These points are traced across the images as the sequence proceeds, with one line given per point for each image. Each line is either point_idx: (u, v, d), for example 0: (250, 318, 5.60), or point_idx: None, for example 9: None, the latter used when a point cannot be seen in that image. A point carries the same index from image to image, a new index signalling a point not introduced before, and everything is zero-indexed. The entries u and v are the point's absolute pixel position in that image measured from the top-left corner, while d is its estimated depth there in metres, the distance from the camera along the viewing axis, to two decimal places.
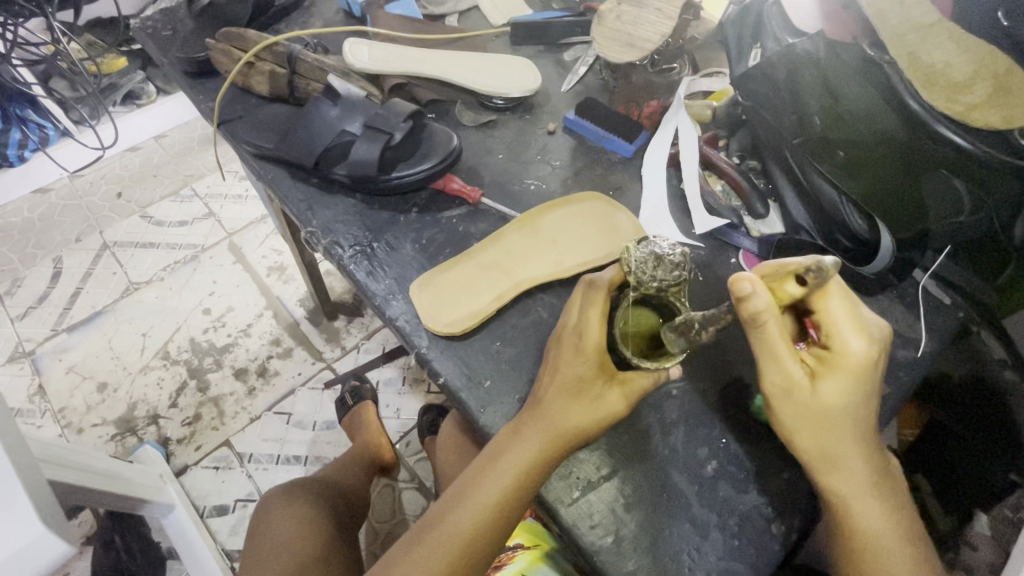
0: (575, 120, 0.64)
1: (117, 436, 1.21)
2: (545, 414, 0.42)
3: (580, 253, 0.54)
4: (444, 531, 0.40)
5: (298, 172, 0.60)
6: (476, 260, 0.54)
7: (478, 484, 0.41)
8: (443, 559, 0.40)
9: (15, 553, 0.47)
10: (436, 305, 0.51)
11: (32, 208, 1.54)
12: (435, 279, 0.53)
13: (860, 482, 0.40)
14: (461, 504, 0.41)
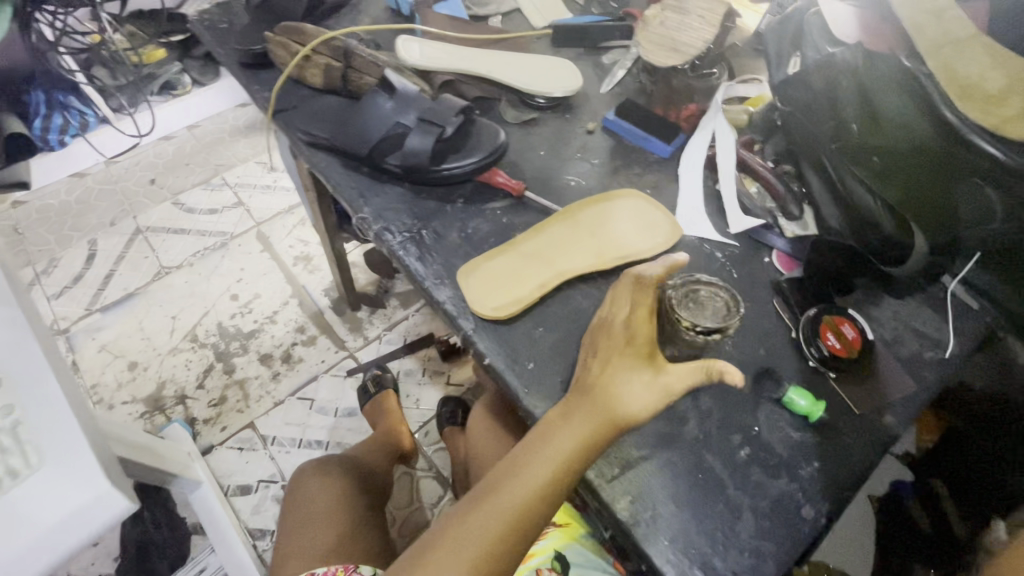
0: (615, 121, 0.67)
1: (146, 414, 1.25)
2: (595, 397, 0.45)
3: (619, 245, 0.56)
4: (496, 503, 0.43)
5: (350, 161, 0.63)
6: (521, 249, 0.56)
7: (531, 460, 0.44)
8: (497, 528, 0.42)
9: (81, 507, 0.51)
10: (482, 291, 0.54)
11: (68, 191, 1.59)
12: (480, 266, 0.55)
13: None
14: (513, 478, 0.43)
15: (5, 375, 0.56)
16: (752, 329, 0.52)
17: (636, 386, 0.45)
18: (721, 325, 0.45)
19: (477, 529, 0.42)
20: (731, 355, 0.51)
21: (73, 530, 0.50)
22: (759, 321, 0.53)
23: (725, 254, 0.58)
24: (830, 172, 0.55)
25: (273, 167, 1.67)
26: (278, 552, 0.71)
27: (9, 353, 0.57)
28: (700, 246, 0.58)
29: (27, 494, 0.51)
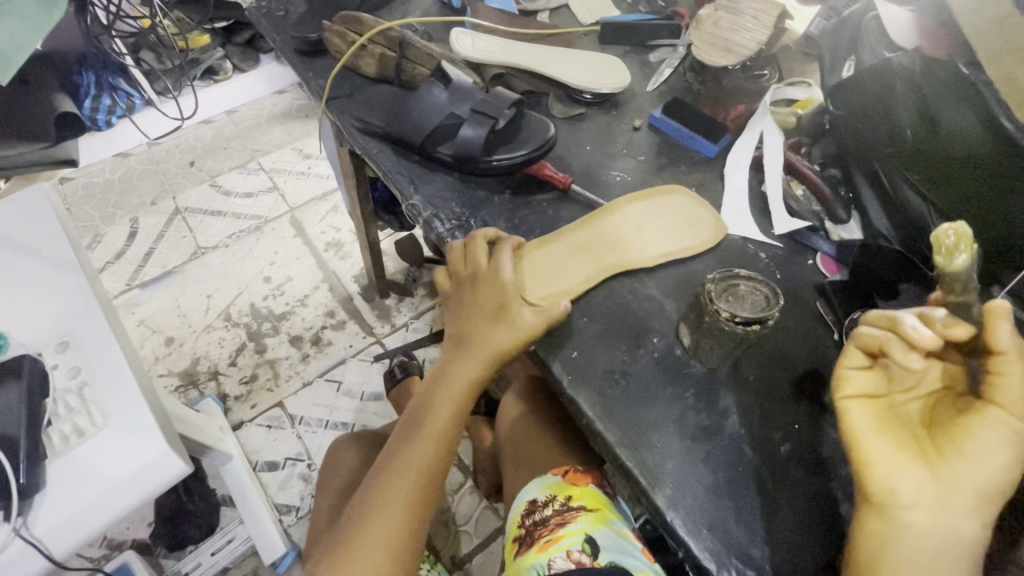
0: (662, 119, 0.67)
1: (181, 387, 1.28)
2: (478, 337, 0.52)
3: (665, 241, 0.58)
4: (426, 426, 0.53)
5: (402, 149, 0.65)
6: (569, 241, 0.57)
7: (438, 397, 0.53)
8: (423, 453, 0.53)
9: (142, 468, 0.53)
10: (531, 279, 0.54)
11: (113, 169, 1.64)
12: (528, 254, 0.56)
13: (966, 501, 0.36)
14: (430, 413, 0.53)
15: (74, 340, 0.59)
16: (795, 330, 0.53)
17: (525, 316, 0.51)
18: (758, 316, 0.44)
19: (407, 458, 0.53)
20: (773, 353, 0.51)
21: (130, 489, 0.52)
22: (801, 322, 0.53)
23: (769, 254, 0.58)
24: (881, 177, 0.55)
25: (308, 155, 1.71)
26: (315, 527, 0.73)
27: (76, 319, 0.60)
28: (744, 246, 0.59)
29: (92, 451, 0.53)
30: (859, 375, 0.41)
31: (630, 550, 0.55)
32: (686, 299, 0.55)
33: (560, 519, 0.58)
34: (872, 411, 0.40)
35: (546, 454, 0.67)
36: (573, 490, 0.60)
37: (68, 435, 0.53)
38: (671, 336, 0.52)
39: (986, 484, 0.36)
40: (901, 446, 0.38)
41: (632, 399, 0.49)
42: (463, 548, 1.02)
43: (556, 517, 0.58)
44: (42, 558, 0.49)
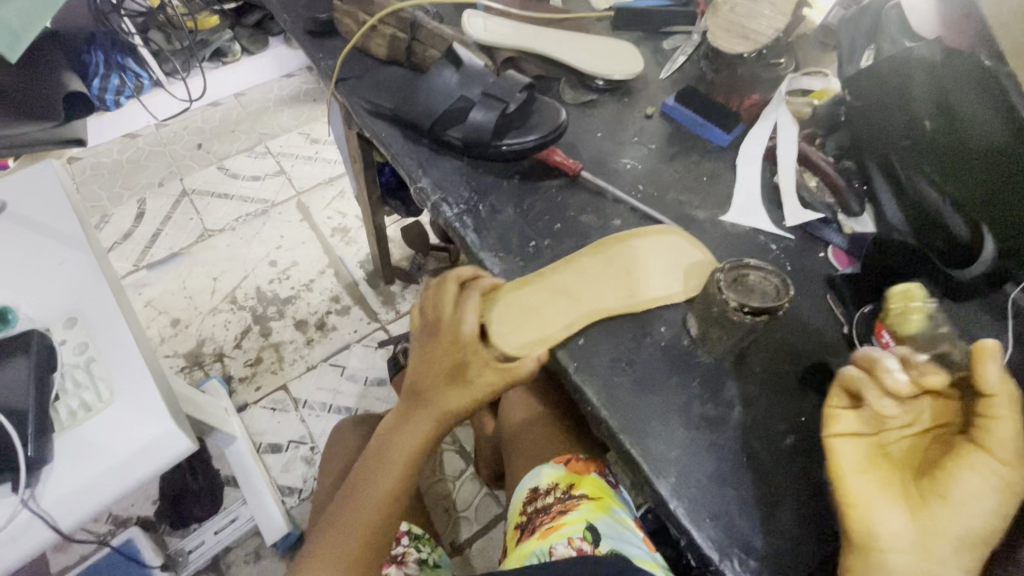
0: (674, 107, 0.66)
1: (186, 368, 1.29)
2: (431, 394, 0.53)
3: (654, 288, 0.52)
4: (379, 477, 0.54)
5: (411, 133, 0.64)
6: (550, 281, 0.52)
7: (392, 450, 0.54)
8: (376, 502, 0.54)
9: (148, 444, 0.53)
10: (504, 326, 0.50)
11: (121, 150, 1.64)
12: (505, 293, 0.51)
13: (953, 548, 0.35)
14: (384, 464, 0.55)
15: (82, 317, 0.59)
16: (805, 323, 0.52)
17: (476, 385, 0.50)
18: (773, 304, 0.44)
19: (361, 508, 0.54)
20: (781, 345, 0.51)
21: (136, 466, 0.52)
22: (810, 315, 0.53)
23: (779, 246, 0.57)
24: (897, 169, 0.55)
25: (315, 139, 1.70)
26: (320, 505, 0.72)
27: (83, 295, 0.60)
28: (754, 237, 0.58)
29: (100, 427, 0.53)
30: (852, 414, 0.41)
31: (632, 539, 0.55)
32: (694, 289, 0.54)
33: (561, 508, 0.59)
34: (862, 452, 0.40)
35: (549, 441, 0.67)
36: (575, 479, 0.61)
37: (75, 411, 0.54)
38: (679, 326, 0.52)
39: (973, 532, 0.35)
40: (888, 487, 0.38)
41: (637, 388, 0.49)
42: (463, 534, 1.03)
43: (558, 504, 0.59)
44: (49, 530, 0.49)
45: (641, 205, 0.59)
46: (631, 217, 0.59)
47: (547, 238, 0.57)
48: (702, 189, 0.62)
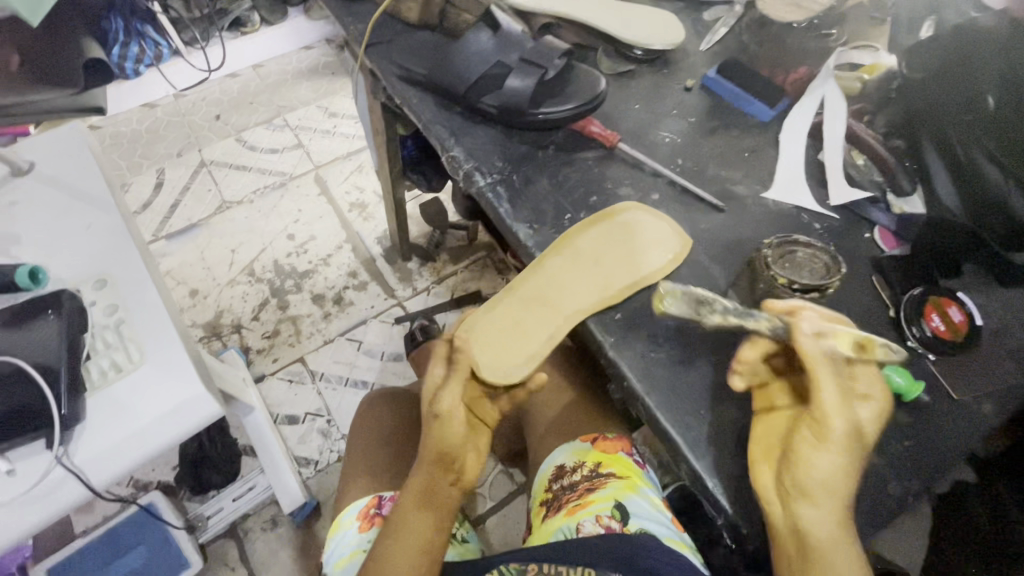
0: (715, 79, 0.64)
1: (205, 338, 1.29)
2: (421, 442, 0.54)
3: (628, 270, 0.52)
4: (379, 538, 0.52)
5: (443, 100, 0.63)
6: (519, 296, 0.53)
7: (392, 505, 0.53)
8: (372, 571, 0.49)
9: (179, 406, 0.53)
10: (479, 356, 0.52)
11: (140, 120, 1.63)
12: (476, 321, 0.53)
13: (819, 509, 0.40)
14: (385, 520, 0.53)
15: (111, 278, 0.59)
16: (851, 304, 0.51)
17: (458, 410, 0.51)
18: (823, 284, 0.45)
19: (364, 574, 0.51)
20: None
21: (167, 427, 0.52)
22: (855, 296, 0.51)
23: (824, 225, 0.55)
24: (955, 147, 0.52)
25: (334, 113, 1.68)
26: (347, 469, 0.70)
27: (112, 256, 0.60)
28: (797, 215, 0.56)
29: (131, 387, 0.54)
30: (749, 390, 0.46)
31: (660, 518, 0.55)
32: (734, 266, 0.53)
33: (588, 485, 0.58)
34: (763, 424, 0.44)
35: (575, 418, 0.67)
36: (602, 457, 0.60)
37: (106, 370, 0.54)
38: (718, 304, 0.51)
39: (822, 485, 0.40)
40: (767, 453, 0.43)
41: (677, 364, 0.48)
42: (479, 508, 1.03)
43: (585, 482, 0.59)
44: (82, 486, 0.50)
45: (681, 179, 0.58)
46: (671, 191, 0.58)
47: (583, 211, 0.56)
48: (744, 165, 0.60)
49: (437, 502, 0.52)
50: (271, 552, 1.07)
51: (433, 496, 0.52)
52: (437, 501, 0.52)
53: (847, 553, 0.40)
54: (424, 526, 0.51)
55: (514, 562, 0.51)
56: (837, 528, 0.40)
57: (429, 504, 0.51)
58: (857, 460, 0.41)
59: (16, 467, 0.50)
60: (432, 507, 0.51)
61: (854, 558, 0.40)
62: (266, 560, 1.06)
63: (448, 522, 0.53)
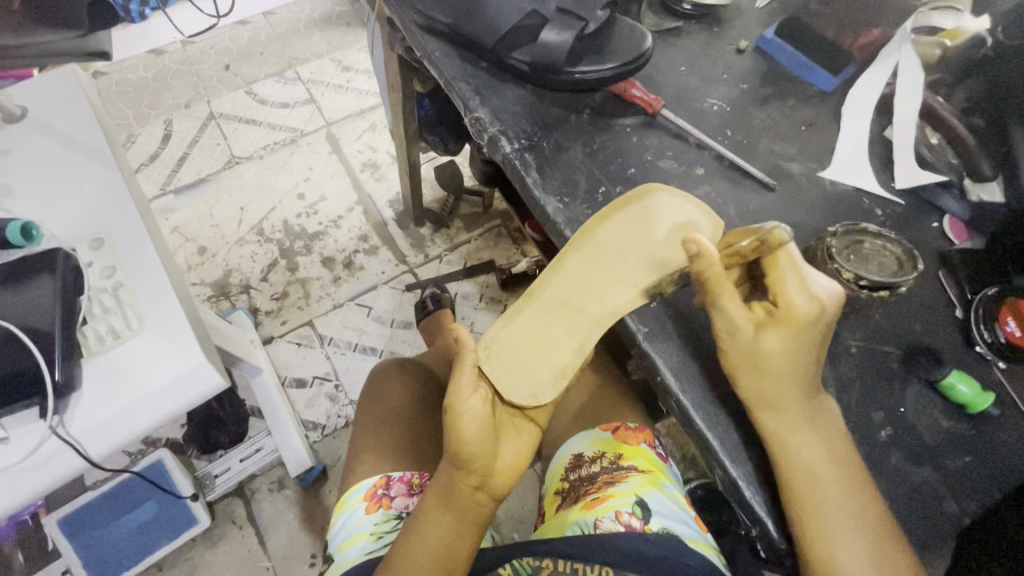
0: (772, 40, 0.58)
1: (213, 297, 1.25)
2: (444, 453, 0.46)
3: (657, 264, 0.47)
4: (398, 556, 0.45)
5: (469, 54, 0.57)
6: (542, 301, 0.48)
7: (410, 521, 0.46)
8: None
9: (180, 377, 0.50)
10: (503, 377, 0.47)
11: (146, 67, 1.55)
12: (497, 339, 0.48)
13: (792, 414, 0.41)
14: (401, 536, 0.46)
15: (108, 237, 0.55)
16: (915, 302, 0.46)
17: (475, 404, 0.44)
18: (895, 280, 0.44)
19: None
20: (881, 326, 0.45)
21: (165, 400, 0.49)
22: (920, 294, 0.46)
23: (886, 212, 0.50)
24: None
25: (347, 67, 1.59)
26: (353, 443, 0.67)
27: (109, 213, 0.56)
28: (858, 199, 0.51)
29: (129, 355, 0.50)
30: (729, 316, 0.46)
31: (682, 516, 0.53)
32: None
33: (609, 479, 0.55)
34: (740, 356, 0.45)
35: (598, 403, 0.63)
36: (623, 448, 0.57)
37: (103, 335, 0.51)
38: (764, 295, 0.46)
39: (764, 394, 0.41)
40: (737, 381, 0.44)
41: (713, 361, 0.45)
42: None
43: (604, 474, 0.56)
44: (77, 457, 0.47)
45: (729, 153, 0.52)
46: (717, 166, 0.52)
47: (619, 184, 0.51)
48: (800, 140, 0.53)
49: (460, 504, 0.45)
50: (279, 513, 1.03)
51: (453, 499, 0.45)
52: (459, 504, 0.45)
53: (803, 437, 0.40)
54: (444, 531, 0.44)
55: (529, 556, 0.48)
56: (785, 415, 0.41)
57: (448, 507, 0.45)
58: (758, 358, 0.40)
59: (9, 435, 0.48)
60: (452, 509, 0.45)
61: (814, 441, 0.40)
62: (274, 520, 1.02)
63: (474, 528, 0.45)
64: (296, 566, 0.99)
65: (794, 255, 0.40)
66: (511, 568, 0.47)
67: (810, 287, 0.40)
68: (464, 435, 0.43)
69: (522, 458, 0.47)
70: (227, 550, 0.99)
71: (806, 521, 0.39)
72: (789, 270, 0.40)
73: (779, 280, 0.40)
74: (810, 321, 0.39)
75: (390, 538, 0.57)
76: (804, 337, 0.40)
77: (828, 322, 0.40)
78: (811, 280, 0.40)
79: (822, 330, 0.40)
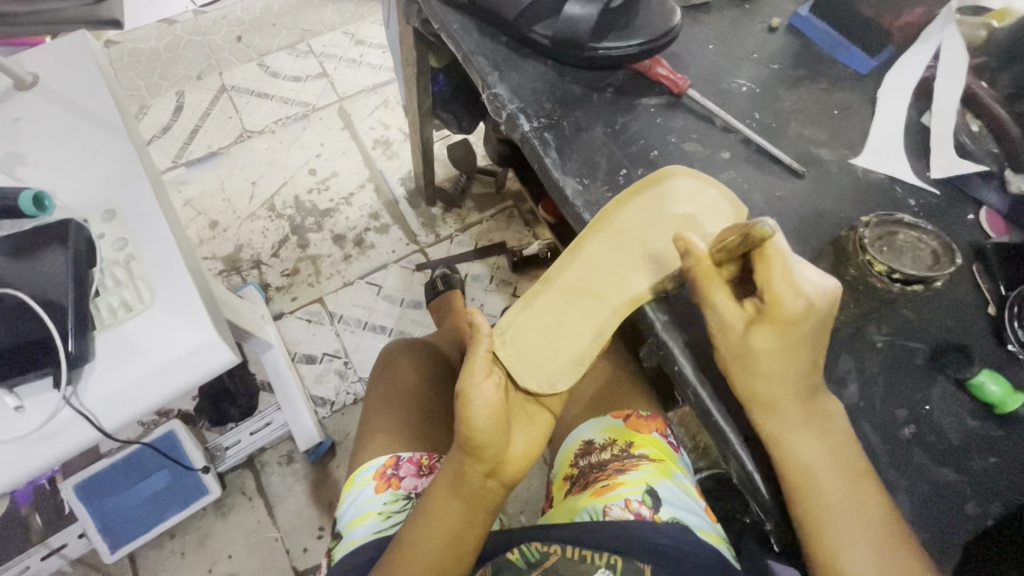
0: (807, 20, 0.55)
1: (224, 272, 1.25)
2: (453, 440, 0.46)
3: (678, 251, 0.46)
4: (402, 544, 0.45)
5: (488, 27, 0.55)
6: (558, 287, 0.48)
7: (415, 510, 0.46)
8: None
9: (192, 352, 0.50)
10: (516, 363, 0.47)
11: (158, 37, 1.53)
12: (513, 325, 0.47)
13: (792, 418, 0.41)
14: (406, 524, 0.46)
15: (119, 210, 0.54)
16: (944, 297, 0.44)
17: (489, 389, 0.43)
18: (932, 275, 0.42)
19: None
20: (909, 322, 0.44)
21: (176, 375, 0.49)
22: (950, 288, 0.45)
23: (919, 202, 0.48)
24: None
25: (361, 41, 1.56)
26: (363, 423, 0.67)
27: (120, 184, 0.55)
28: (890, 187, 0.48)
29: (141, 329, 0.50)
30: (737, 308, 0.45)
31: (692, 507, 0.52)
32: (813, 244, 0.46)
33: (620, 466, 0.55)
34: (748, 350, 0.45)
35: (610, 390, 0.63)
36: (633, 436, 0.57)
37: (116, 309, 0.51)
38: None
39: (766, 394, 0.41)
40: None
41: None
42: None
43: (615, 462, 0.55)
44: (91, 429, 0.48)
45: (756, 137, 0.50)
46: (744, 151, 0.50)
47: (640, 167, 0.49)
48: (832, 124, 0.51)
49: (469, 490, 0.44)
50: (288, 486, 1.04)
51: (464, 485, 0.44)
52: (468, 491, 0.44)
53: (804, 440, 0.40)
54: (452, 516, 0.44)
55: (538, 543, 0.47)
56: (785, 418, 0.41)
57: (458, 494, 0.44)
58: (750, 357, 0.41)
59: (25, 404, 0.48)
60: (463, 496, 0.44)
61: (817, 445, 0.40)
62: (282, 493, 1.04)
63: (483, 515, 0.45)
64: (304, 538, 1.01)
65: (783, 247, 0.39)
66: (516, 554, 0.46)
67: (801, 283, 0.39)
68: (475, 421, 0.42)
69: (535, 446, 0.46)
70: (237, 520, 1.01)
71: (810, 522, 0.40)
72: (777, 269, 0.39)
73: (766, 275, 0.39)
74: (799, 319, 0.39)
75: (398, 518, 0.57)
76: (795, 335, 0.39)
77: (824, 317, 0.39)
78: (803, 276, 0.39)
79: (815, 327, 0.39)
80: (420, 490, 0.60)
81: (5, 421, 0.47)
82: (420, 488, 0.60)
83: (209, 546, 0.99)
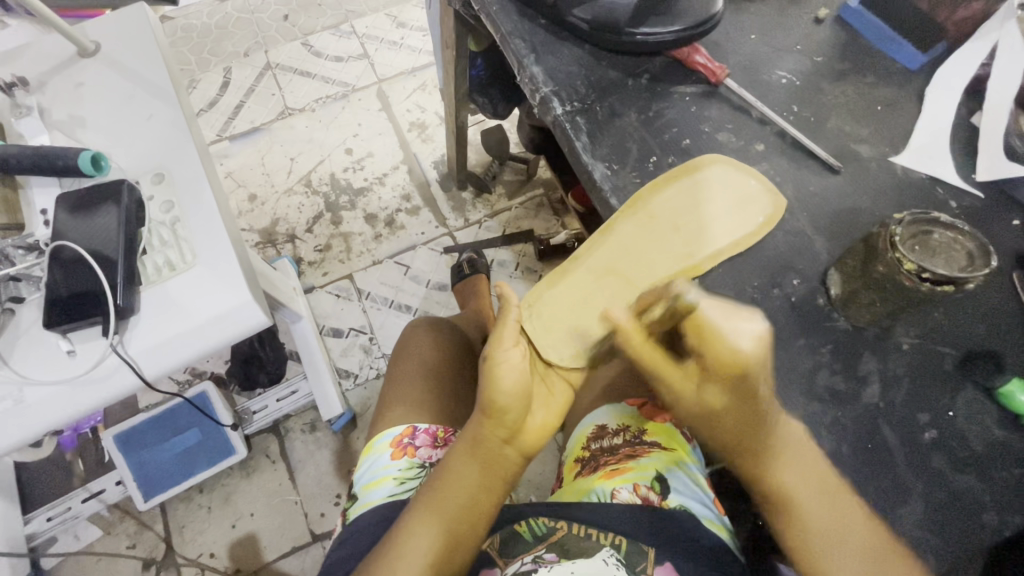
0: (857, 11, 0.54)
1: (260, 244, 1.29)
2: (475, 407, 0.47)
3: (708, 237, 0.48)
4: (415, 506, 0.46)
5: (528, 10, 0.55)
6: (588, 267, 0.51)
7: (431, 476, 0.47)
8: (404, 542, 0.44)
9: (226, 312, 0.52)
10: (542, 335, 0.50)
11: (210, 14, 1.58)
12: (543, 299, 0.51)
13: (776, 462, 0.41)
14: (422, 488, 0.47)
15: (169, 174, 0.57)
16: (977, 303, 0.43)
17: (515, 355, 0.45)
18: (966, 275, 0.36)
19: (388, 543, 0.44)
20: (939, 326, 0.43)
21: (209, 335, 0.52)
22: (982, 296, 0.44)
23: (961, 204, 0.46)
24: None
25: (403, 24, 1.58)
26: (384, 397, 0.69)
27: (170, 150, 0.58)
28: (931, 188, 0.47)
29: (186, 285, 0.53)
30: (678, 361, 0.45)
31: (701, 497, 0.52)
32: (845, 242, 0.45)
33: (630, 452, 0.56)
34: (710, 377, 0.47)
35: (630, 380, 0.63)
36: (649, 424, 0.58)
37: (161, 267, 0.54)
38: (816, 282, 0.45)
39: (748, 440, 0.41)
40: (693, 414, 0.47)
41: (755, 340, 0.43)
42: None
43: (626, 448, 0.56)
44: (133, 377, 0.51)
45: (793, 130, 0.49)
46: (779, 143, 0.49)
47: (671, 155, 0.49)
48: (874, 120, 0.50)
49: (485, 455, 0.45)
50: (310, 453, 1.08)
51: (482, 449, 0.45)
52: (486, 455, 0.45)
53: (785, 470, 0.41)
54: (469, 479, 0.45)
55: (544, 517, 0.50)
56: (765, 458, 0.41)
57: (475, 457, 0.45)
58: (710, 415, 0.42)
59: (76, 348, 0.51)
60: (479, 460, 0.45)
61: (799, 473, 0.40)
62: (303, 459, 1.08)
63: (499, 483, 0.46)
64: (321, 504, 1.05)
65: (710, 315, 0.41)
66: (525, 527, 0.50)
67: (738, 341, 0.39)
68: (500, 384, 0.43)
69: (554, 418, 0.47)
70: (261, 480, 1.06)
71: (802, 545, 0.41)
72: (718, 343, 0.40)
73: (701, 341, 0.41)
74: (740, 372, 0.39)
75: (413, 485, 0.60)
76: (737, 393, 0.40)
77: (762, 364, 0.39)
78: (730, 331, 0.39)
79: (760, 376, 0.39)
80: (434, 461, 0.62)
81: (58, 364, 0.51)
82: (434, 458, 0.62)
83: (234, 503, 1.04)
